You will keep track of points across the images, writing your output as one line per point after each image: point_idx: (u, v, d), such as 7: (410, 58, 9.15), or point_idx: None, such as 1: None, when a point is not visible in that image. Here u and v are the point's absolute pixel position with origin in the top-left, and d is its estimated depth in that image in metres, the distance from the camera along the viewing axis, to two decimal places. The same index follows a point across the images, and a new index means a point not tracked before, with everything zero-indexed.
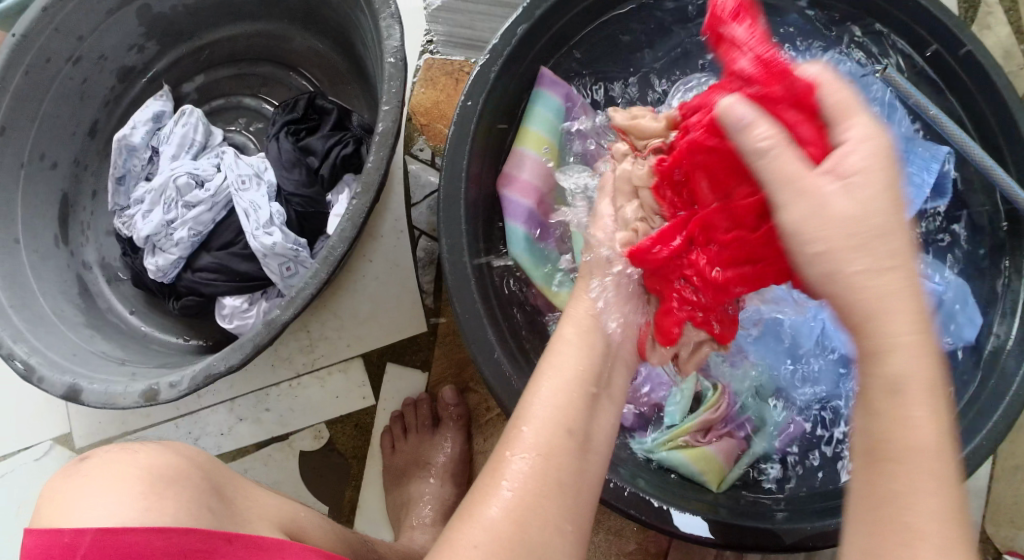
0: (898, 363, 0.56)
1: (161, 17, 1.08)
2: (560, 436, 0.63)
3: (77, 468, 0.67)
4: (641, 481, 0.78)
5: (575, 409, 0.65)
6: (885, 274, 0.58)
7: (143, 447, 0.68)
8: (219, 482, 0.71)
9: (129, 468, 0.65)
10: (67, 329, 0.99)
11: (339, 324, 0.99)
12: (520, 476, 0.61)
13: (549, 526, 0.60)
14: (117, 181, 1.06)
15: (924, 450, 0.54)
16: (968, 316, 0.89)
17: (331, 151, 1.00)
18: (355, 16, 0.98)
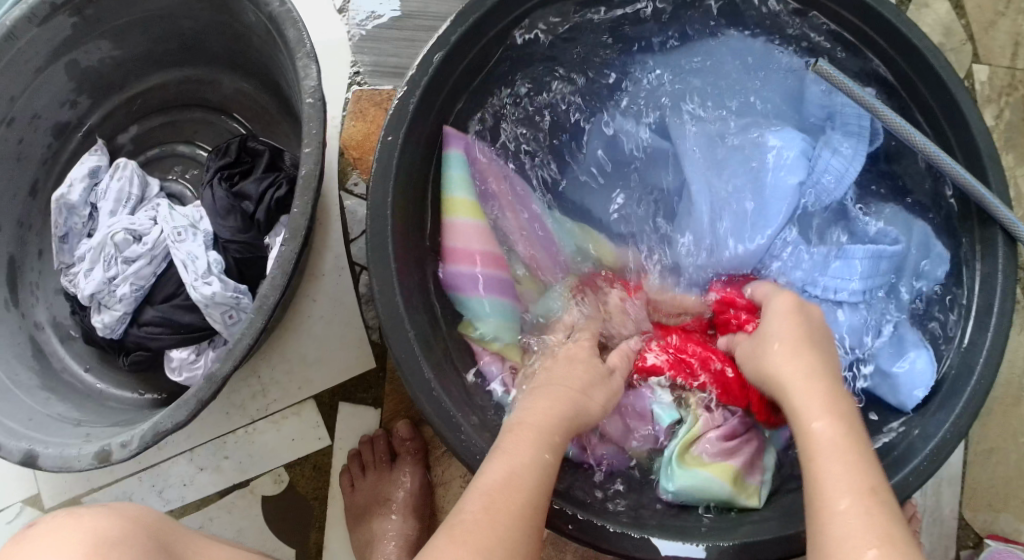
0: (799, 399, 0.73)
1: (88, 70, 1.07)
2: (532, 480, 0.70)
3: (26, 534, 0.69)
4: (598, 509, 0.80)
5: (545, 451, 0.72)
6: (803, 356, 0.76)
7: (87, 511, 0.70)
8: (165, 539, 0.73)
9: (73, 532, 0.67)
10: (22, 394, 0.99)
11: (288, 366, 0.99)
12: (486, 505, 0.67)
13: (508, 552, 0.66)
14: (60, 240, 1.06)
15: (830, 449, 0.69)
16: (932, 259, 0.89)
17: (264, 195, 1.00)
18: (276, 56, 0.98)
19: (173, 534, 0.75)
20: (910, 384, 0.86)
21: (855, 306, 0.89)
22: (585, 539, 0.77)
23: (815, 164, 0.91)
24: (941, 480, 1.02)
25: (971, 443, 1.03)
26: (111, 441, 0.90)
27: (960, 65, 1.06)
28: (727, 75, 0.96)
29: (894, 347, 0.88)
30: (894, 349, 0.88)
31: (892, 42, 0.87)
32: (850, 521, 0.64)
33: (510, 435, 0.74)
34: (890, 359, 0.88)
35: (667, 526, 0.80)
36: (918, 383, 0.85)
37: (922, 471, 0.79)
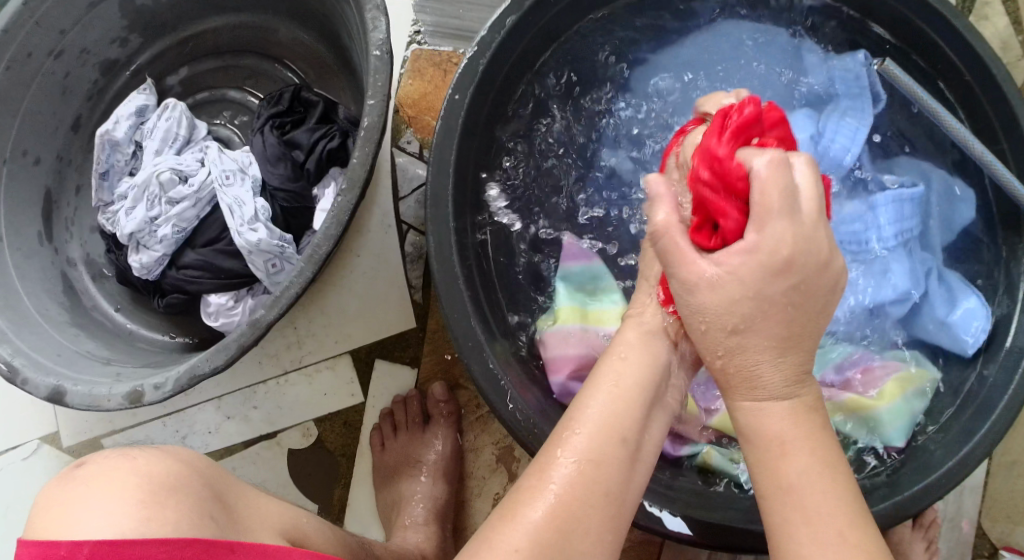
0: (765, 420, 0.62)
1: (144, 9, 1.06)
2: (611, 447, 0.62)
3: (73, 475, 0.60)
4: (641, 484, 0.78)
5: (631, 404, 0.64)
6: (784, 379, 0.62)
7: (140, 452, 0.61)
8: (219, 487, 0.64)
9: (128, 475, 0.58)
10: (51, 328, 0.97)
11: (326, 320, 0.97)
12: (566, 483, 0.60)
13: (589, 536, 0.59)
14: (100, 177, 1.04)
15: (801, 477, 0.60)
16: (960, 204, 0.89)
17: (316, 145, 0.98)
18: (340, 8, 0.97)
19: (224, 482, 0.66)
20: (967, 323, 0.85)
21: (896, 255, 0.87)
22: None
23: (823, 127, 0.90)
24: (964, 488, 0.98)
25: (995, 454, 0.98)
26: (143, 382, 0.87)
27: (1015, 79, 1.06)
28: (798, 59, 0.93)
29: (944, 291, 0.88)
30: (944, 293, 0.87)
31: (953, 49, 0.86)
32: (817, 539, 0.58)
33: (591, 387, 0.65)
34: (944, 306, 0.87)
35: (707, 506, 0.78)
36: (974, 324, 0.85)
37: (951, 476, 0.78)
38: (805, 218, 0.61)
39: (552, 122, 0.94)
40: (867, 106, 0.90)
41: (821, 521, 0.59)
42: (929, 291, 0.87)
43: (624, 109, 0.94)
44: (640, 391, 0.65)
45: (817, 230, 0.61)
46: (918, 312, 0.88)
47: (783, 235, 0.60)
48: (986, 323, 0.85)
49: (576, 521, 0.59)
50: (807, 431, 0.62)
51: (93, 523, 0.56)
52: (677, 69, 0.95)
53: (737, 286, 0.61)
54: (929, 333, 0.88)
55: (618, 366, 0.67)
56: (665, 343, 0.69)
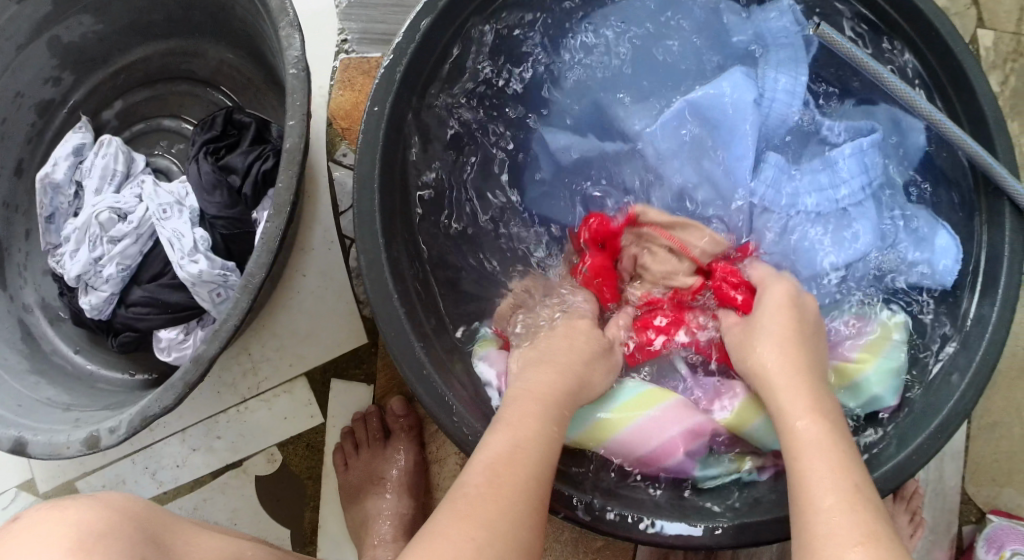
0: (771, 382, 0.75)
1: (71, 46, 1.04)
2: (538, 449, 0.69)
3: (10, 528, 0.66)
4: (598, 491, 0.78)
5: (537, 421, 0.71)
6: (777, 355, 0.76)
7: (73, 502, 0.67)
8: (154, 530, 0.69)
9: (58, 528, 0.64)
10: (11, 378, 0.97)
11: (278, 343, 0.97)
12: (498, 478, 0.66)
13: (526, 526, 0.65)
14: (46, 221, 1.04)
15: (812, 445, 0.68)
16: (911, 135, 0.86)
17: (251, 168, 0.97)
18: (260, 27, 0.95)
19: (162, 523, 0.72)
20: (936, 263, 0.84)
21: (858, 205, 0.87)
22: (559, 509, 0.75)
23: (763, 86, 0.89)
24: (944, 456, 0.98)
25: (975, 418, 0.99)
26: (99, 426, 0.87)
27: (964, 30, 1.02)
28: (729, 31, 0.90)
29: (912, 234, 0.86)
30: (912, 235, 0.86)
31: (894, 6, 0.83)
32: (838, 526, 0.63)
33: (503, 417, 0.71)
34: (918, 251, 0.85)
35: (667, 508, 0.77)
36: (944, 263, 0.83)
37: (923, 450, 0.76)
38: (744, 339, 0.80)
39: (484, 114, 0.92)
40: (798, 54, 0.89)
41: (851, 511, 0.63)
42: (898, 238, 0.87)
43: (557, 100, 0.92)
44: (546, 409, 0.72)
45: (774, 320, 0.78)
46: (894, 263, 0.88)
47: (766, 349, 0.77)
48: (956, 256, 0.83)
49: (506, 534, 0.63)
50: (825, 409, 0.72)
51: None
52: (607, 45, 0.92)
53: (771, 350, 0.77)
54: (912, 277, 0.86)
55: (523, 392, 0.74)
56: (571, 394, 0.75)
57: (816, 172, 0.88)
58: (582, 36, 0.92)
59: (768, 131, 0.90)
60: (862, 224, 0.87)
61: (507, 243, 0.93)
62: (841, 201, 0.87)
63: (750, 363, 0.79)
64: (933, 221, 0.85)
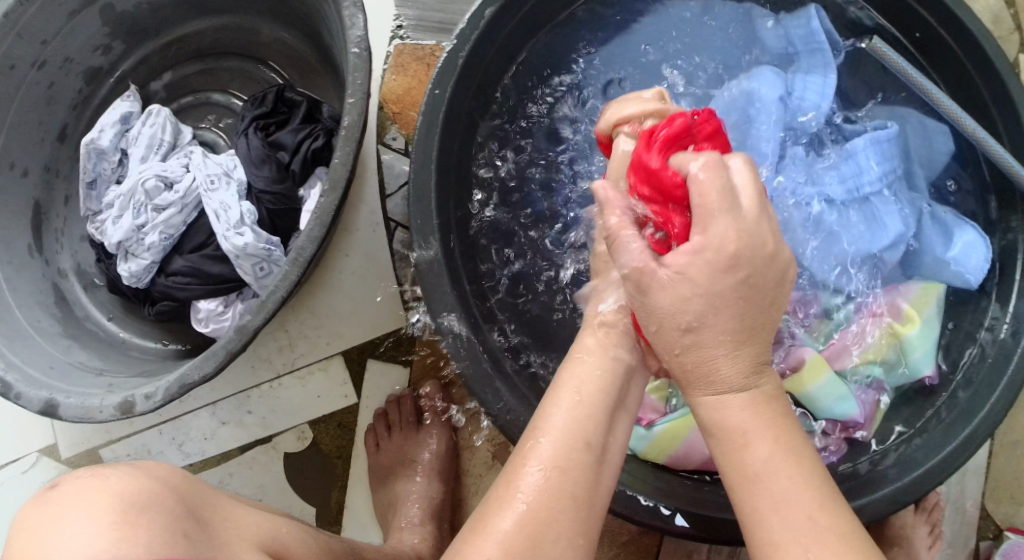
0: (727, 420, 0.63)
1: (124, 15, 1.04)
2: (578, 447, 0.62)
3: (47, 496, 0.57)
4: (637, 481, 0.77)
5: (587, 418, 0.63)
6: (747, 416, 0.63)
7: (113, 469, 0.58)
8: (196, 503, 0.61)
9: (101, 495, 0.56)
10: (43, 341, 0.97)
11: (317, 322, 0.96)
12: (535, 489, 0.60)
13: (561, 540, 0.59)
14: (88, 186, 1.04)
15: (768, 471, 0.61)
16: (937, 134, 0.88)
17: (301, 145, 0.97)
18: (319, 6, 0.95)
19: (201, 496, 0.64)
20: (966, 254, 0.85)
21: (881, 195, 0.87)
22: None
23: (792, 84, 0.90)
24: (967, 472, 0.99)
25: (997, 436, 0.99)
26: (134, 392, 0.86)
27: (1009, 53, 1.03)
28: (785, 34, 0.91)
29: (941, 227, 0.87)
30: (940, 230, 0.87)
31: (944, 23, 0.84)
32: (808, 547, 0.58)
33: (555, 390, 0.65)
34: (941, 242, 0.87)
35: (704, 499, 0.77)
36: (974, 255, 0.85)
37: (952, 461, 0.77)
38: (726, 193, 0.61)
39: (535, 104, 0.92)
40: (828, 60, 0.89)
41: (818, 533, 0.59)
42: (921, 230, 0.88)
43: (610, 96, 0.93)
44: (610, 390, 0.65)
45: (746, 210, 0.61)
46: (917, 250, 0.89)
47: (740, 212, 0.61)
48: (983, 242, 0.85)
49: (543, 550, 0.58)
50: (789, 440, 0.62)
51: (68, 541, 0.54)
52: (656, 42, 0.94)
53: (728, 225, 0.60)
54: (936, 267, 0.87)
55: (584, 364, 0.66)
56: (623, 356, 0.67)
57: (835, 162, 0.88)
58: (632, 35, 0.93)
59: (792, 126, 0.90)
60: (889, 217, 0.87)
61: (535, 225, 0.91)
62: (866, 188, 0.87)
63: (705, 415, 0.64)
64: (957, 216, 0.87)
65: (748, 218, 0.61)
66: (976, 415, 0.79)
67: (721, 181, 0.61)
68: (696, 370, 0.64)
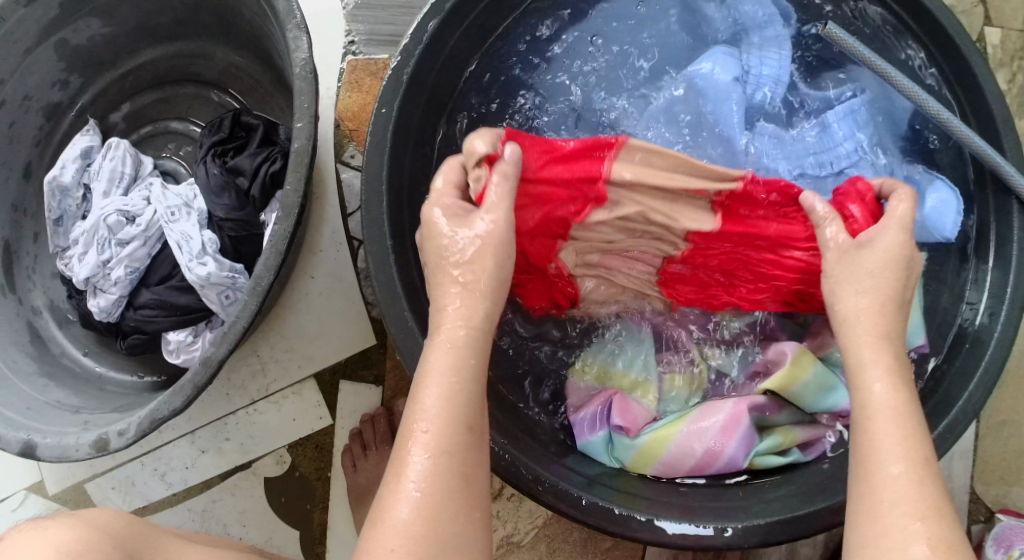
0: (863, 356, 0.66)
1: (79, 49, 1.04)
2: (455, 425, 0.62)
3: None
4: (630, 499, 0.76)
5: (456, 392, 0.62)
6: (874, 354, 0.66)
7: (53, 521, 0.62)
8: (138, 548, 0.65)
9: (40, 546, 0.59)
10: (19, 381, 0.97)
11: (288, 345, 0.97)
12: (422, 478, 0.60)
13: (457, 519, 0.60)
14: (54, 224, 1.04)
15: (884, 410, 0.63)
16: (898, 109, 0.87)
17: (259, 169, 0.97)
18: (268, 29, 0.95)
19: (146, 538, 0.67)
20: (940, 218, 0.83)
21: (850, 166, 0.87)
22: (564, 507, 0.75)
23: (749, 65, 0.89)
24: (953, 455, 0.98)
25: (983, 417, 0.98)
26: (108, 429, 0.87)
27: (971, 28, 1.01)
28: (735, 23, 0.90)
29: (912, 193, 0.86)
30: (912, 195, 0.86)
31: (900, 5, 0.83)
32: (907, 489, 0.60)
33: (426, 361, 0.64)
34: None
35: (704, 510, 0.76)
36: (949, 216, 0.83)
37: (931, 452, 0.76)
38: (845, 257, 0.70)
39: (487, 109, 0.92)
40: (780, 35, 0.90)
41: (924, 474, 0.61)
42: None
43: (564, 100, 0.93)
44: (473, 353, 0.65)
45: (875, 255, 0.69)
46: None
47: (870, 261, 0.69)
48: (955, 202, 0.83)
49: (439, 535, 0.59)
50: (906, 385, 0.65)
51: None
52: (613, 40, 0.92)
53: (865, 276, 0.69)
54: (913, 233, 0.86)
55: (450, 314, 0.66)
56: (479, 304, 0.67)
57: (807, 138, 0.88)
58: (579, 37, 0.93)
59: (755, 108, 0.90)
60: None
61: None
62: (839, 162, 0.87)
63: (841, 313, 0.69)
64: (927, 171, 0.86)
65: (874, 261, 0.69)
66: (949, 402, 0.78)
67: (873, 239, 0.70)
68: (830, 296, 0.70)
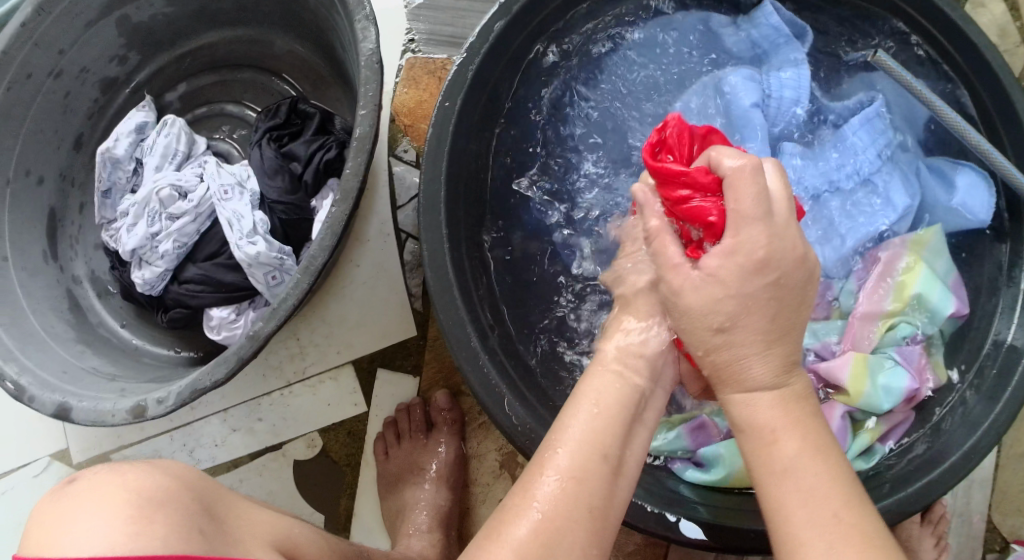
0: (757, 416, 0.65)
1: (139, 26, 1.06)
2: (593, 455, 0.63)
3: (65, 491, 0.61)
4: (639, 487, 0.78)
5: (601, 426, 0.65)
6: (764, 380, 0.65)
7: (132, 467, 0.62)
8: (210, 500, 0.65)
9: (117, 491, 0.59)
10: (57, 345, 0.98)
11: (328, 330, 0.98)
12: (550, 495, 0.61)
13: (576, 549, 0.60)
14: (103, 195, 1.05)
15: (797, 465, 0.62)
16: (915, 112, 0.91)
17: (314, 156, 0.99)
18: (331, 20, 0.97)
19: (217, 495, 0.67)
20: (973, 195, 0.86)
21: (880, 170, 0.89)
22: None
23: (768, 85, 0.91)
24: (974, 483, 1.00)
25: (1006, 447, 1.00)
26: (146, 396, 0.87)
27: (1015, 66, 1.05)
28: (770, 41, 0.92)
29: (939, 178, 0.89)
30: (940, 181, 0.89)
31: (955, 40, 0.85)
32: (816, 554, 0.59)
33: (572, 401, 0.67)
34: (943, 191, 0.88)
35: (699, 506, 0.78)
36: (979, 193, 0.86)
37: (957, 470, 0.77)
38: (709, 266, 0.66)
39: (542, 119, 0.93)
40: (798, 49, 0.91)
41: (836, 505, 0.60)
42: (923, 188, 0.89)
43: (615, 106, 0.94)
44: (609, 419, 0.66)
45: (732, 269, 0.65)
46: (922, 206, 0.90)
47: (715, 290, 0.66)
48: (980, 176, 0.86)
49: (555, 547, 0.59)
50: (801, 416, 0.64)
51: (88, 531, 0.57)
52: (652, 57, 0.94)
53: (714, 293, 0.66)
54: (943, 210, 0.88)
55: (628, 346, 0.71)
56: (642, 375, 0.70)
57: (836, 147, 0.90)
58: (630, 52, 0.94)
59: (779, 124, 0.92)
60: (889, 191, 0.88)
61: (548, 231, 0.92)
62: (866, 169, 0.89)
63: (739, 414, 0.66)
64: (949, 160, 0.89)
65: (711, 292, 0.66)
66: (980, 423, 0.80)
67: (744, 246, 0.64)
68: (732, 383, 0.66)
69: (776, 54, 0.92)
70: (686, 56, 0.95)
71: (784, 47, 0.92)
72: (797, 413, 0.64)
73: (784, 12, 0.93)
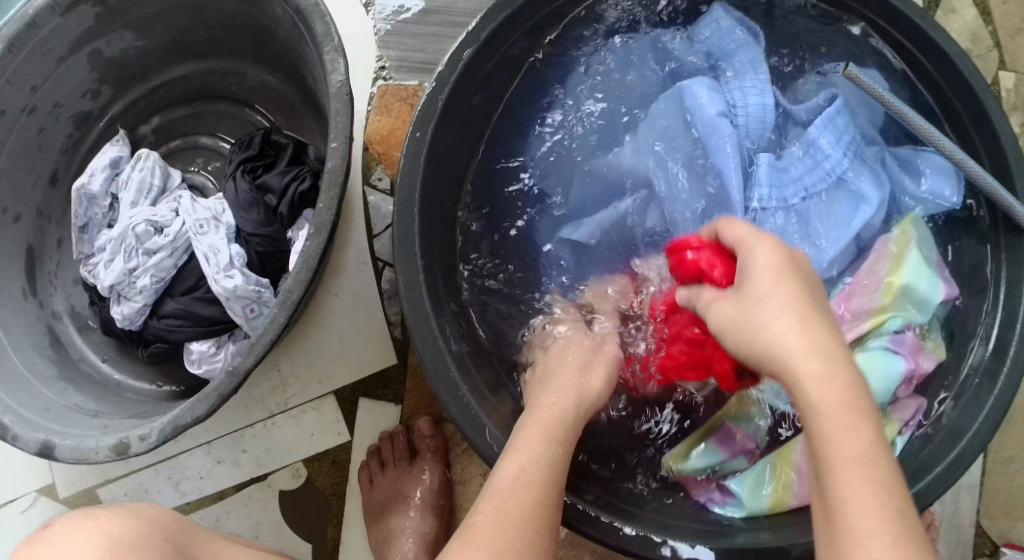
0: (808, 396, 0.61)
1: (111, 61, 1.07)
2: (540, 470, 0.71)
3: (42, 535, 0.68)
4: (614, 509, 0.79)
5: (546, 442, 0.73)
6: (815, 362, 0.61)
7: (105, 513, 0.69)
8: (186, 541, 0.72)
9: (90, 536, 0.66)
10: (40, 383, 0.98)
11: (308, 360, 0.99)
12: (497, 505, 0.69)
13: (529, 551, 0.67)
14: (79, 231, 1.05)
15: (855, 462, 0.59)
16: (868, 107, 0.92)
17: (287, 188, 0.99)
18: (303, 51, 0.97)
19: (191, 534, 0.75)
20: (940, 181, 0.88)
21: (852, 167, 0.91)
22: (574, 523, 0.77)
23: (732, 98, 0.92)
24: (960, 488, 1.01)
25: (991, 452, 1.02)
26: (128, 433, 0.88)
27: (986, 72, 1.06)
28: (726, 48, 0.94)
29: (907, 168, 0.91)
30: (908, 171, 0.91)
31: (923, 50, 0.86)
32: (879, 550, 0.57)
33: (525, 428, 0.74)
34: (912, 180, 0.90)
35: (681, 528, 0.79)
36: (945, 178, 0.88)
37: (937, 482, 0.78)
38: (734, 313, 0.67)
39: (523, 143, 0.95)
40: (753, 54, 0.94)
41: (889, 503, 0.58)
42: (892, 179, 0.91)
43: (582, 128, 0.95)
44: (555, 431, 0.75)
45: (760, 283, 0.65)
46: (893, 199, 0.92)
47: (769, 314, 0.64)
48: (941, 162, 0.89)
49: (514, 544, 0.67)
50: (863, 404, 0.61)
51: None
52: (620, 77, 0.96)
53: (772, 316, 0.63)
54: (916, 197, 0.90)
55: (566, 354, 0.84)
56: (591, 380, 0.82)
57: (804, 151, 0.91)
58: (590, 71, 0.96)
59: (748, 134, 0.92)
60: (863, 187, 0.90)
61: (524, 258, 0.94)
62: (836, 170, 0.90)
63: (758, 346, 0.64)
64: (914, 148, 0.90)
65: (753, 321, 0.64)
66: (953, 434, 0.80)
67: (750, 285, 0.66)
68: (750, 336, 0.64)
69: (734, 59, 0.94)
70: (646, 73, 0.96)
71: (739, 51, 0.94)
72: (861, 408, 0.61)
73: (735, 16, 0.94)
